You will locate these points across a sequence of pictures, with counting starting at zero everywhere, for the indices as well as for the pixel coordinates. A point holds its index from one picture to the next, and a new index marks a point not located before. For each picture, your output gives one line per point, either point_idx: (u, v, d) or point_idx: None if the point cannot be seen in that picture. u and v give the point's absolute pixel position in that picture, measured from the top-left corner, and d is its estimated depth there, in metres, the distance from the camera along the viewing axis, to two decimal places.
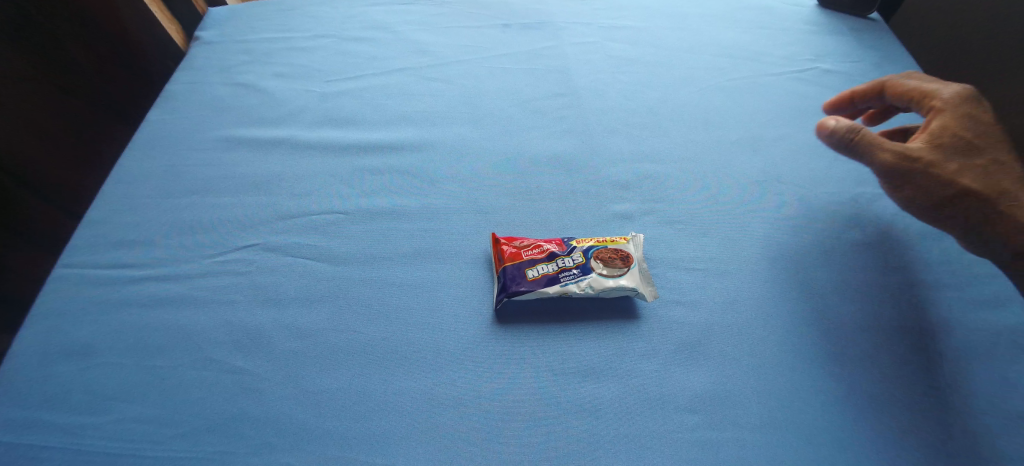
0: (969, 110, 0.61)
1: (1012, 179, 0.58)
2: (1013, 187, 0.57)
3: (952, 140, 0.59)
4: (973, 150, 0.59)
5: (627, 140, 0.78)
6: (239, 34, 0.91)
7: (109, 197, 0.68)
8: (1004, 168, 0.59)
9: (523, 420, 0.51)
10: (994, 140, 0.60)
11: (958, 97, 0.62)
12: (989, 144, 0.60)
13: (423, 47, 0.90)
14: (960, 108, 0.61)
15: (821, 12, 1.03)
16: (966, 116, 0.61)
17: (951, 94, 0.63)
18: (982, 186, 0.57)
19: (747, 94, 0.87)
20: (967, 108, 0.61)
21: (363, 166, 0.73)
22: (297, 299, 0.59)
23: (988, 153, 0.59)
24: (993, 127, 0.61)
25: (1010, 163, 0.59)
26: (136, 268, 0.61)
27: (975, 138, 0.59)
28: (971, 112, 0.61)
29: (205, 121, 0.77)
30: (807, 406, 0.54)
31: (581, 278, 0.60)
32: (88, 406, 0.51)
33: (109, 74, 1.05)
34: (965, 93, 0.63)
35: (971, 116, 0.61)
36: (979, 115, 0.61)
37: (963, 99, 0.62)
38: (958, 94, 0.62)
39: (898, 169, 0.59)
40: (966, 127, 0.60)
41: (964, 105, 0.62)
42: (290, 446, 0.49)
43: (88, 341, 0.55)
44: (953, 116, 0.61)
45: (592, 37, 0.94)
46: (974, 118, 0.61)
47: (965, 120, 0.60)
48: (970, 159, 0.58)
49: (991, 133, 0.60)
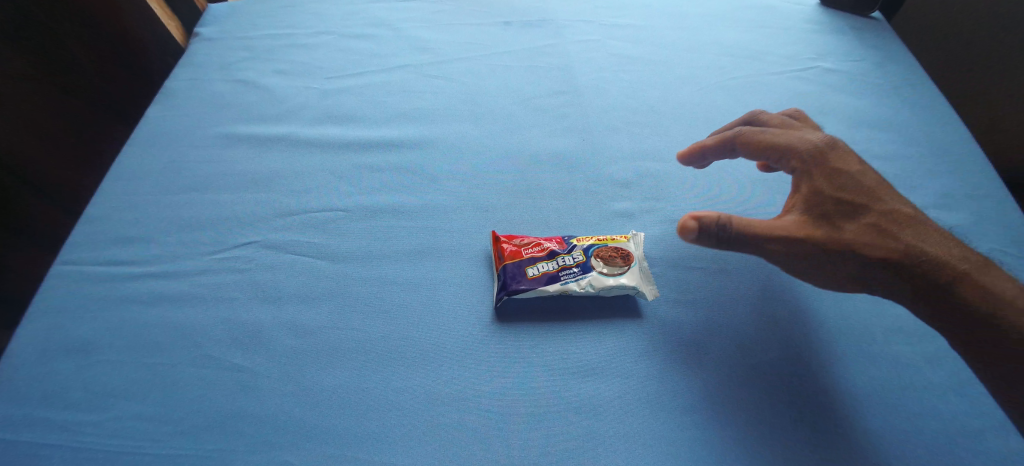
0: (830, 164, 0.61)
1: (894, 223, 0.58)
2: (899, 233, 0.57)
3: (829, 207, 0.58)
4: (852, 209, 0.58)
5: (627, 138, 0.78)
6: (239, 31, 0.91)
7: (109, 194, 0.67)
8: (883, 214, 0.58)
9: (522, 418, 0.51)
10: (864, 186, 0.60)
11: (813, 153, 0.62)
12: (861, 193, 0.59)
13: (424, 44, 0.90)
14: (822, 165, 0.61)
15: (823, 10, 1.03)
16: (832, 172, 0.60)
17: (809, 150, 0.62)
18: (878, 247, 0.56)
19: (748, 92, 0.86)
20: (827, 161, 0.61)
21: (363, 163, 0.73)
22: (297, 297, 0.59)
23: (865, 204, 0.58)
24: (854, 171, 0.61)
25: (885, 204, 0.59)
26: (135, 265, 0.61)
27: (848, 194, 0.58)
28: (831, 165, 0.61)
29: (205, 118, 0.77)
30: (806, 406, 0.54)
31: (581, 276, 0.60)
32: (87, 404, 0.51)
33: (109, 73, 1.03)
34: (819, 144, 0.62)
35: (835, 170, 0.60)
36: (839, 165, 0.61)
37: (819, 153, 0.62)
38: (814, 150, 0.62)
39: (794, 255, 0.56)
40: (835, 186, 0.59)
41: (822, 161, 0.61)
42: (289, 444, 0.49)
43: (87, 339, 0.55)
44: (821, 179, 0.60)
45: (593, 35, 0.94)
46: (838, 171, 0.60)
47: (832, 178, 0.60)
48: (854, 221, 0.57)
49: (858, 179, 0.60)
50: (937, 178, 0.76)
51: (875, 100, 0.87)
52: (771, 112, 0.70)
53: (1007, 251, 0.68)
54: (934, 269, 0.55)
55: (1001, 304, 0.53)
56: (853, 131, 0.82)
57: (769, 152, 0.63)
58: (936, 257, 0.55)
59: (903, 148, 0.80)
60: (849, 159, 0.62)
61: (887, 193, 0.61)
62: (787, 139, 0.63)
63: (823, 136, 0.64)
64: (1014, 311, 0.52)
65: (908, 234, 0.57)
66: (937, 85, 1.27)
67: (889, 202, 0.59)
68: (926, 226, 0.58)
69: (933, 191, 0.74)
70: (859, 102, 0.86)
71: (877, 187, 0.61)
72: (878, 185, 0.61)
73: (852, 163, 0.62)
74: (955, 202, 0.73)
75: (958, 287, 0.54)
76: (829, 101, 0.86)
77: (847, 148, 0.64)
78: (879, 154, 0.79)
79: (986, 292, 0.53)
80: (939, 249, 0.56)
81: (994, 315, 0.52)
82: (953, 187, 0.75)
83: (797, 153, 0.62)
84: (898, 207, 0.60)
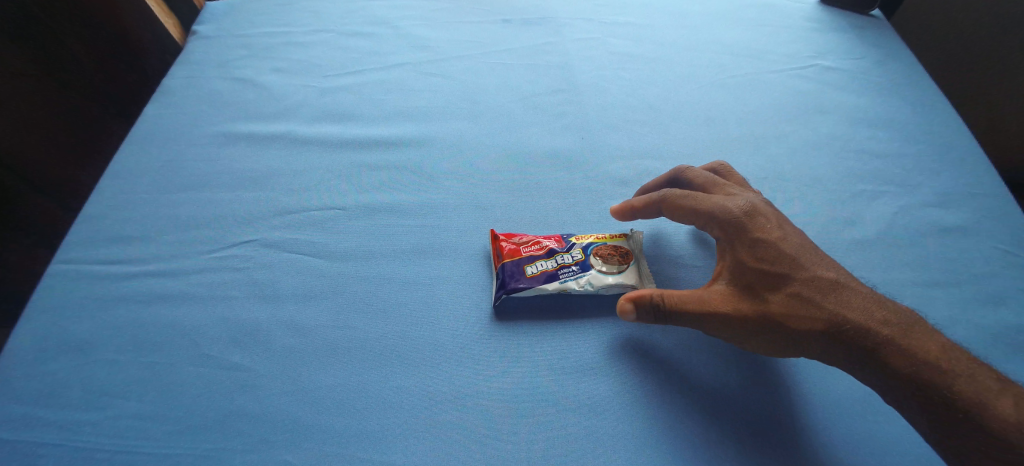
0: (749, 229, 0.56)
1: (821, 290, 0.53)
2: (824, 302, 0.52)
3: (748, 280, 0.54)
4: (771, 280, 0.53)
5: (627, 137, 0.78)
6: (238, 29, 0.90)
7: (106, 193, 0.67)
8: (807, 281, 0.53)
9: (522, 418, 0.51)
10: (786, 251, 0.55)
11: (731, 218, 0.57)
12: (783, 260, 0.54)
13: (423, 42, 0.89)
14: (741, 231, 0.56)
15: (823, 8, 1.02)
16: (751, 238, 0.55)
17: (728, 214, 0.57)
18: (801, 321, 0.51)
19: (748, 91, 0.86)
20: (747, 227, 0.56)
21: (361, 162, 0.72)
22: (296, 296, 0.59)
23: (787, 272, 0.54)
24: (776, 235, 0.56)
25: (811, 268, 0.54)
26: (133, 264, 0.61)
27: (768, 263, 0.54)
28: (751, 231, 0.56)
29: (204, 117, 0.77)
30: (807, 404, 0.54)
31: (580, 275, 0.60)
32: (85, 403, 0.51)
33: (106, 72, 1.02)
34: (739, 207, 0.58)
35: (755, 236, 0.56)
36: (759, 229, 0.56)
37: (738, 218, 0.57)
38: (733, 214, 0.57)
39: (714, 329, 0.53)
40: (754, 255, 0.55)
41: (741, 225, 0.56)
42: (288, 443, 0.49)
43: (84, 338, 0.55)
44: (740, 247, 0.56)
45: (594, 33, 0.94)
46: (757, 237, 0.55)
47: (751, 245, 0.55)
48: (775, 291, 0.53)
49: (779, 243, 0.55)
50: (937, 176, 0.76)
51: (875, 99, 0.87)
52: (697, 169, 0.65)
53: (1006, 249, 0.68)
54: (861, 339, 0.50)
55: (933, 370, 0.47)
56: (853, 129, 0.82)
57: (691, 218, 0.59)
58: (865, 325, 0.50)
59: (902, 146, 0.80)
60: (771, 221, 0.57)
61: (814, 255, 0.56)
62: (705, 203, 0.58)
63: (746, 197, 0.60)
64: (948, 378, 0.47)
65: (834, 303, 0.52)
66: (941, 86, 1.28)
67: (815, 266, 0.55)
68: (857, 290, 0.53)
69: (932, 189, 0.74)
70: (859, 100, 0.86)
71: (803, 250, 0.56)
72: (804, 247, 0.56)
73: (776, 224, 0.57)
74: (954, 201, 0.73)
75: (887, 358, 0.49)
76: (829, 100, 0.86)
77: (772, 207, 0.59)
78: (879, 153, 0.79)
79: (916, 360, 0.48)
80: (869, 315, 0.51)
81: (925, 384, 0.47)
82: (953, 185, 0.75)
83: (717, 219, 0.58)
84: (827, 271, 0.54)
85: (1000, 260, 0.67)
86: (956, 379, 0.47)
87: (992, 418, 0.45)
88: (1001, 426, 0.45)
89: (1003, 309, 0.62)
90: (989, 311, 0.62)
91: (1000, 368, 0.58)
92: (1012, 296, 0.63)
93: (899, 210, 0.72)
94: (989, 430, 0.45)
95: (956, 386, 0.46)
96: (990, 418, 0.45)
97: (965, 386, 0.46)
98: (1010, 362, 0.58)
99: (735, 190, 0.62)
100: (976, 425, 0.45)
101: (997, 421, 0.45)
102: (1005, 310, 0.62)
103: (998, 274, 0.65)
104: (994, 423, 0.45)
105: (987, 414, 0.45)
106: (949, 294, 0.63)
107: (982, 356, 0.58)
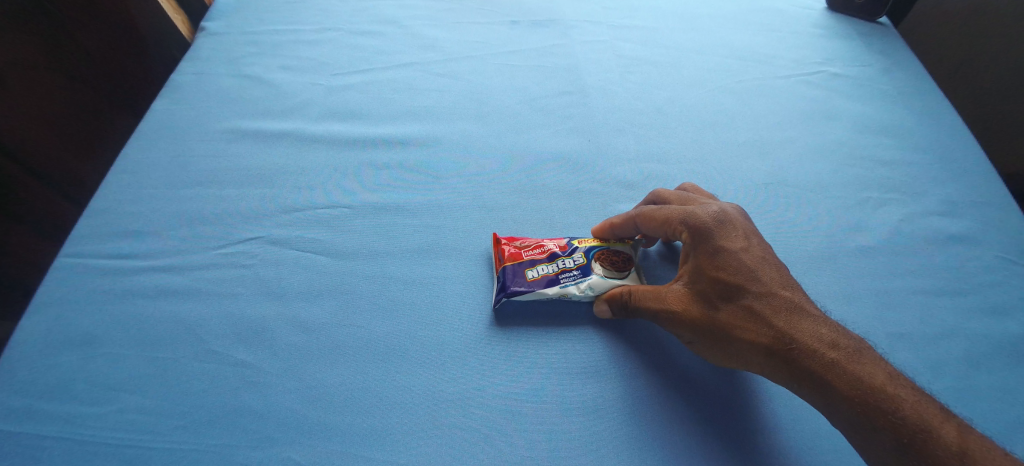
0: (713, 236, 0.56)
1: (776, 307, 0.53)
2: (775, 317, 0.52)
3: (702, 287, 0.54)
4: (726, 290, 0.54)
5: (634, 140, 0.78)
6: (247, 26, 0.90)
7: (113, 187, 0.67)
8: (763, 295, 0.53)
9: (521, 417, 0.51)
10: (747, 263, 0.54)
11: (698, 224, 0.56)
12: (742, 272, 0.54)
13: (432, 42, 0.89)
14: (704, 238, 0.56)
15: (830, 16, 1.02)
16: (713, 246, 0.55)
17: (694, 219, 0.57)
18: (748, 332, 0.52)
19: (755, 96, 0.86)
20: (712, 234, 0.56)
21: (367, 160, 0.73)
22: (302, 293, 0.59)
23: (744, 284, 0.53)
24: (738, 246, 0.55)
25: (769, 282, 0.54)
26: (139, 259, 0.61)
27: (725, 272, 0.54)
28: (714, 238, 0.56)
29: (212, 113, 0.77)
30: (810, 411, 0.54)
31: (581, 279, 0.59)
32: (89, 396, 0.51)
33: (115, 67, 1.03)
34: (709, 215, 0.57)
35: (717, 244, 0.55)
36: (723, 238, 0.56)
37: (703, 224, 0.56)
38: (700, 219, 0.57)
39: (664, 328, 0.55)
40: (713, 264, 0.54)
41: (705, 233, 0.56)
42: (292, 440, 0.49)
43: (91, 330, 0.55)
44: (700, 254, 0.55)
45: (602, 36, 0.94)
46: (720, 245, 0.55)
47: (712, 254, 0.55)
48: (728, 302, 0.53)
49: (740, 254, 0.55)
50: (943, 185, 0.76)
51: (882, 106, 0.87)
52: (673, 189, 0.64)
53: (1012, 259, 0.68)
54: (807, 358, 0.50)
55: (879, 396, 0.47)
56: (859, 136, 0.82)
57: (658, 223, 0.59)
58: (813, 346, 0.50)
59: (909, 154, 0.80)
60: (738, 231, 0.56)
61: (777, 270, 0.55)
62: (673, 210, 0.58)
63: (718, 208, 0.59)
64: (894, 404, 0.46)
65: (786, 321, 0.52)
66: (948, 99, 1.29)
67: (774, 281, 0.54)
68: (812, 313, 0.52)
69: (938, 197, 0.74)
70: (866, 107, 0.86)
71: (765, 264, 0.55)
72: (767, 261, 0.55)
73: (741, 237, 0.56)
74: (960, 209, 0.73)
75: (832, 380, 0.48)
76: (834, 106, 0.86)
77: (744, 218, 0.59)
78: (886, 160, 0.79)
79: (862, 385, 0.47)
80: (819, 337, 0.51)
81: (870, 409, 0.47)
82: (958, 194, 0.75)
83: (686, 224, 0.57)
84: (786, 291, 0.54)
85: (1006, 271, 0.67)
86: (903, 408, 0.46)
87: (935, 448, 0.44)
88: (945, 457, 0.44)
89: (1007, 319, 0.62)
90: (994, 321, 0.62)
91: (1003, 377, 0.58)
92: (1017, 307, 0.63)
93: (904, 218, 0.72)
94: (931, 458, 0.44)
95: (901, 413, 0.46)
96: (934, 448, 0.44)
97: (911, 414, 0.46)
98: (1015, 373, 0.58)
99: (708, 201, 0.61)
100: (919, 453, 0.44)
101: (941, 452, 0.44)
102: (1009, 321, 0.62)
103: (1003, 284, 0.65)
104: (938, 454, 0.44)
105: (928, 444, 0.45)
106: (955, 303, 0.63)
107: (987, 366, 0.58)
